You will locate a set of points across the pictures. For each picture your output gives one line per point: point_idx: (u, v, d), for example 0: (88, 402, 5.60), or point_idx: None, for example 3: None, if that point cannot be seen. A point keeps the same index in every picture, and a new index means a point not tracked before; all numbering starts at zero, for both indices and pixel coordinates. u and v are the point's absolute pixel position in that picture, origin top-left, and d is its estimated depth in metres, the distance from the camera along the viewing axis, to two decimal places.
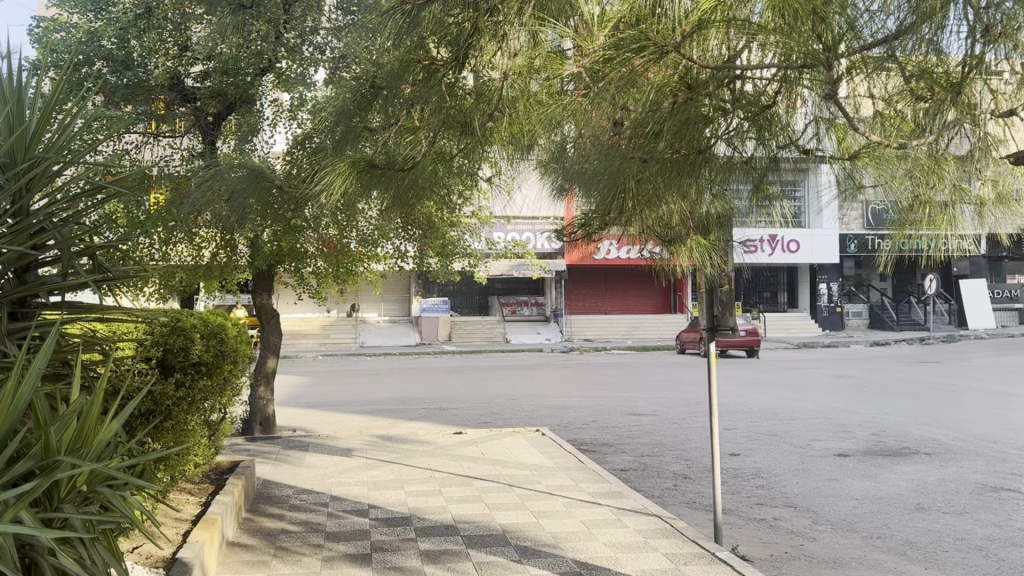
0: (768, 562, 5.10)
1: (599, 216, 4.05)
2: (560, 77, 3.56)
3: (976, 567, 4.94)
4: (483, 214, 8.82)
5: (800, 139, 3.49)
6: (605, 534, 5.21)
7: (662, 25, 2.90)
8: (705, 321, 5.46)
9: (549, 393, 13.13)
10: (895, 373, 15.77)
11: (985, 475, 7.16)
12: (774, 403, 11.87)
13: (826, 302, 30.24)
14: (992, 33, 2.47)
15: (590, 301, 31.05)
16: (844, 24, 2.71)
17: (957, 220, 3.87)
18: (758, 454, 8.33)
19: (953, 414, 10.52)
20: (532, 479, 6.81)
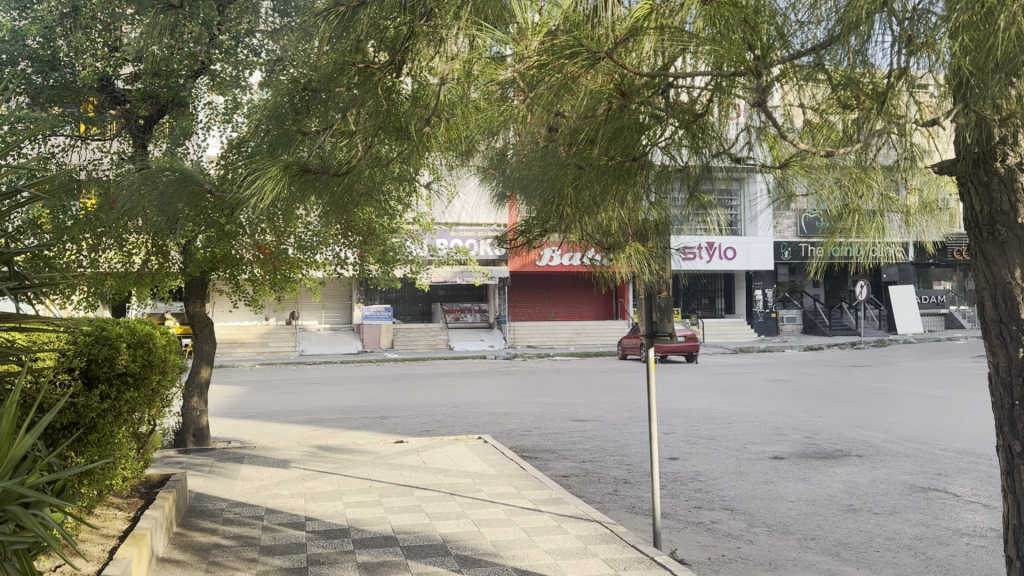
0: (706, 565, 5.14)
1: (540, 223, 4.05)
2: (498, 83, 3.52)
3: (905, 566, 5.05)
4: (424, 220, 8.75)
5: (732, 148, 3.53)
6: (545, 541, 5.19)
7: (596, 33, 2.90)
8: (644, 328, 5.49)
9: (492, 400, 13.10)
10: (828, 377, 16.21)
11: (913, 476, 7.38)
12: (712, 407, 12.06)
13: (761, 307, 31.02)
14: (916, 43, 2.42)
15: (533, 308, 31.18)
16: (774, 34, 2.72)
17: (885, 228, 4.05)
18: (696, 458, 8.44)
19: (883, 416, 10.84)
20: (474, 486, 6.76)
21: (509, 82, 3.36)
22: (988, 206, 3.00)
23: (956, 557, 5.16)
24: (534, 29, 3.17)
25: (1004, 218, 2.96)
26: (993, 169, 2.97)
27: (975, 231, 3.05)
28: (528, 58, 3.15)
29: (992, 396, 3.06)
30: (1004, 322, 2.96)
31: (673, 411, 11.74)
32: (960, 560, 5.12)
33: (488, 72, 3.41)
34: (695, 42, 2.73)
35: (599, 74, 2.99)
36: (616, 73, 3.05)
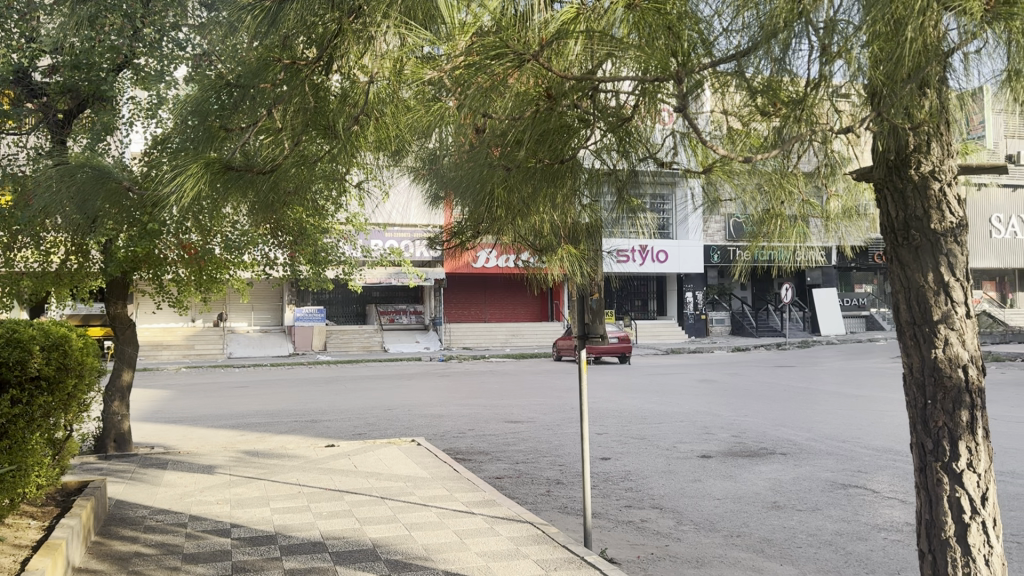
0: (635, 564, 5.19)
1: (473, 224, 4.05)
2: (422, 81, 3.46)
3: (826, 561, 5.20)
4: (357, 221, 8.62)
5: (658, 151, 3.63)
6: (477, 543, 5.18)
7: (523, 35, 2.87)
8: (576, 329, 5.51)
9: (425, 402, 13.04)
10: (754, 377, 16.60)
11: (834, 473, 7.61)
12: (643, 407, 12.22)
13: (691, 309, 31.63)
14: (831, 51, 2.48)
15: (468, 309, 31.14)
16: (695, 39, 2.79)
17: (807, 233, 4.15)
18: (627, 457, 8.55)
19: (806, 415, 11.15)
20: (406, 490, 6.70)
21: (436, 82, 3.33)
22: (903, 211, 3.10)
23: (874, 552, 5.33)
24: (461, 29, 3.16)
25: (918, 224, 3.07)
26: (909, 176, 3.07)
27: (891, 236, 3.15)
28: (456, 58, 3.14)
29: (905, 395, 3.17)
30: (917, 323, 3.06)
31: (606, 411, 11.87)
32: (877, 554, 5.29)
33: (418, 72, 3.44)
34: (620, 46, 2.77)
35: (525, 75, 2.98)
36: (542, 77, 3.06)
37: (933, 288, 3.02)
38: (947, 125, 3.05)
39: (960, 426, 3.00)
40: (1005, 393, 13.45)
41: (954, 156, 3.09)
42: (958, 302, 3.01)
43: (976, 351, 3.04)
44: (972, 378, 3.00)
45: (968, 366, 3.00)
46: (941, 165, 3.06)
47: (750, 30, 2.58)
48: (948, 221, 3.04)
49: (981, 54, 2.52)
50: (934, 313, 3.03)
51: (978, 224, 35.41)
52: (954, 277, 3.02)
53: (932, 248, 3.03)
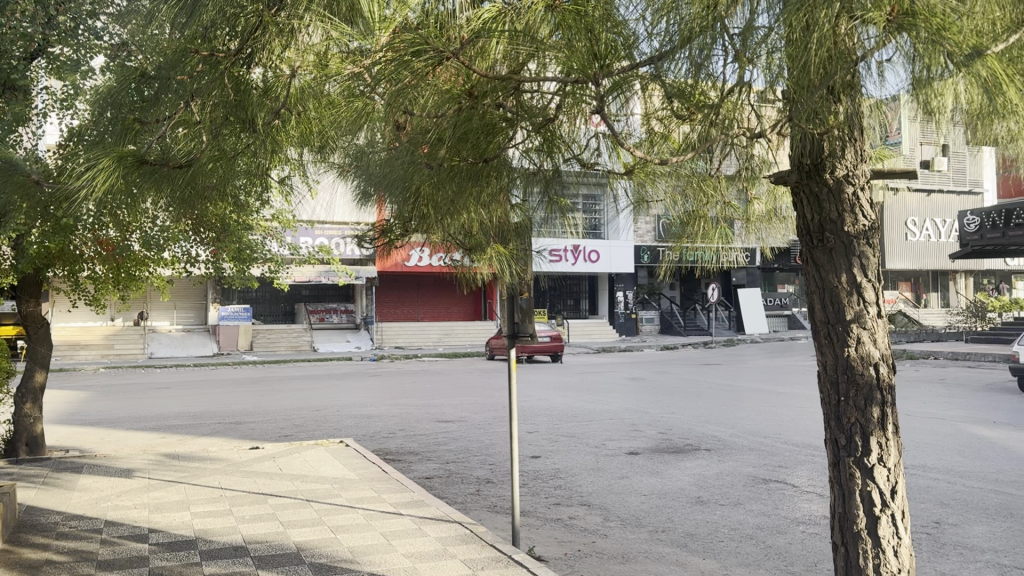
0: (562, 561, 5.23)
1: (402, 223, 4.01)
2: (340, 77, 3.41)
3: (747, 554, 5.33)
4: (283, 218, 8.46)
5: (583, 152, 3.63)
6: (404, 545, 5.14)
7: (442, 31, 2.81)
8: (506, 328, 5.50)
9: (355, 402, 12.88)
10: (682, 375, 16.90)
11: (756, 468, 7.81)
12: (574, 406, 12.33)
13: (622, 308, 32.01)
14: (744, 57, 2.51)
15: (400, 308, 30.91)
16: (622, 40, 2.80)
17: (729, 235, 4.27)
18: (556, 455, 8.60)
19: (731, 412, 11.41)
20: (333, 492, 6.60)
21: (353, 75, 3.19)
22: (818, 214, 3.19)
23: (792, 545, 5.49)
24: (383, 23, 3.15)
25: (833, 226, 3.16)
26: (824, 179, 3.16)
27: (807, 237, 3.24)
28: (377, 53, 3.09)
29: (820, 393, 3.27)
30: (831, 323, 3.16)
31: (536, 410, 11.91)
32: (795, 547, 5.45)
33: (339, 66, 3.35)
34: (541, 45, 2.78)
35: (445, 71, 2.92)
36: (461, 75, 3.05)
37: (847, 289, 3.12)
38: (860, 131, 3.15)
39: (872, 421, 3.11)
40: (918, 390, 14.00)
41: (866, 161, 3.20)
42: (870, 302, 3.12)
43: (886, 350, 3.16)
44: (883, 375, 3.11)
45: (879, 364, 3.12)
46: (855, 169, 3.16)
47: (665, 34, 2.62)
48: (861, 224, 3.14)
49: (891, 61, 2.47)
50: (847, 312, 3.13)
51: (895, 227, 36.76)
52: (866, 278, 3.12)
53: (846, 250, 3.13)
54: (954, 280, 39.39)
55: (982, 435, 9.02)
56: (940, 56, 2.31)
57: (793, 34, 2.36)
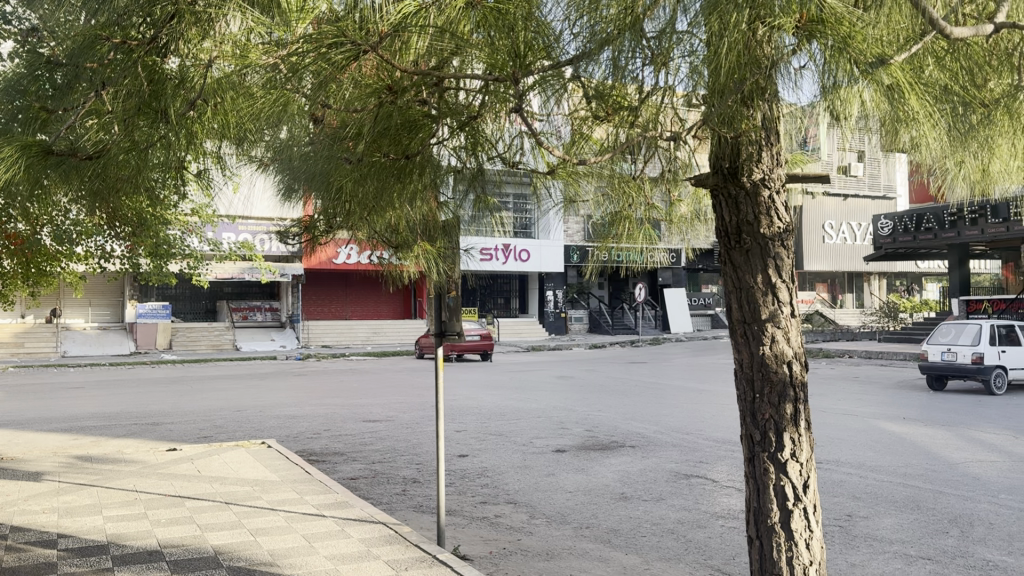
0: (487, 560, 5.24)
1: (326, 219, 3.92)
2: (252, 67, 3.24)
3: (668, 549, 5.43)
4: (204, 213, 8.24)
5: (508, 152, 3.62)
6: (326, 547, 5.06)
7: (359, 23, 2.76)
8: (433, 326, 5.44)
9: (279, 403, 12.62)
10: (609, 373, 17.09)
11: (678, 464, 7.96)
12: (502, 404, 12.36)
13: (551, 307, 32.24)
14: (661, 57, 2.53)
15: (328, 307, 30.47)
16: (541, 40, 2.83)
17: (652, 235, 4.31)
18: (483, 454, 8.61)
19: (655, 409, 11.60)
20: (253, 494, 6.46)
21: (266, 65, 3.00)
22: (736, 216, 3.26)
23: (712, 539, 5.62)
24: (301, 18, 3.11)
25: (750, 228, 3.24)
26: (742, 182, 3.23)
27: (725, 238, 3.31)
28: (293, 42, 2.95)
29: (737, 390, 3.34)
30: (748, 323, 3.24)
31: (464, 408, 11.90)
32: (714, 541, 5.57)
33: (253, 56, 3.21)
34: (465, 43, 2.77)
35: (364, 62, 2.87)
36: (379, 70, 3.01)
37: (762, 289, 3.20)
38: (775, 136, 3.22)
39: (785, 417, 3.20)
40: (833, 387, 14.50)
41: (782, 165, 3.27)
42: (784, 302, 3.21)
43: (799, 348, 3.26)
44: (796, 373, 3.20)
45: (793, 361, 3.21)
46: (771, 174, 3.23)
47: (582, 36, 2.66)
48: (776, 226, 3.22)
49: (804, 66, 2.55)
50: (763, 312, 3.21)
51: (813, 230, 38.09)
52: (781, 279, 3.21)
53: (762, 250, 3.22)
54: (869, 281, 40.89)
55: (892, 430, 9.39)
56: (843, 65, 2.38)
57: (712, 44, 2.40)
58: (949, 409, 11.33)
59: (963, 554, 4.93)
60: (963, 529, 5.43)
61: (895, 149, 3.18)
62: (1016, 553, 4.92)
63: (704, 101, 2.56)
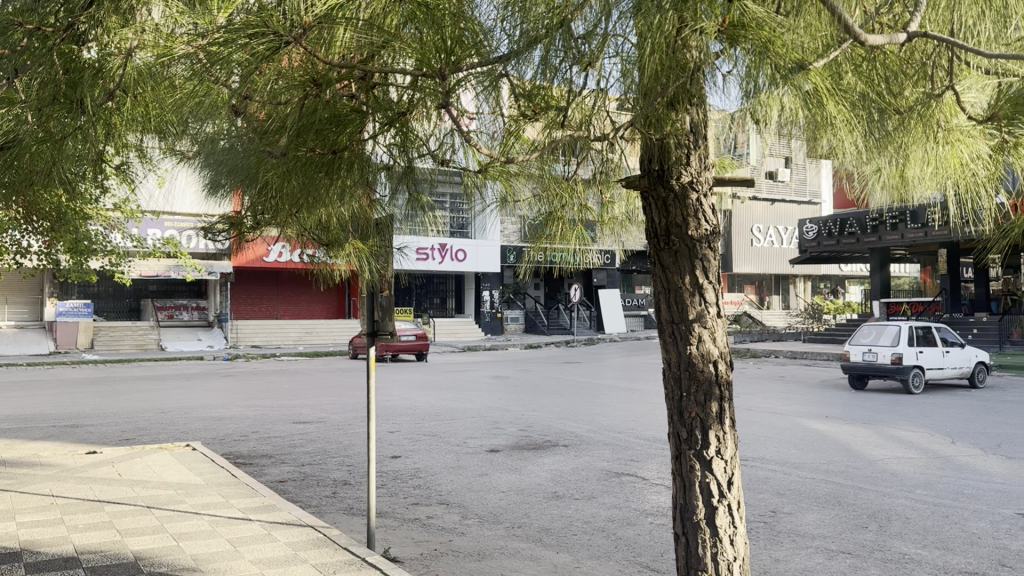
0: (417, 561, 5.19)
1: (253, 215, 3.82)
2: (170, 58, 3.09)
3: (598, 547, 5.48)
4: (127, 208, 7.97)
5: (438, 150, 3.59)
6: (252, 551, 4.94)
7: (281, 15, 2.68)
8: (364, 326, 5.35)
9: (206, 404, 12.30)
10: (543, 373, 17.17)
11: (610, 462, 8.04)
12: (436, 404, 12.29)
13: (487, 307, 32.24)
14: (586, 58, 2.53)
15: (259, 306, 29.88)
16: (471, 37, 2.83)
17: (584, 236, 4.34)
18: (417, 454, 8.54)
19: (589, 409, 11.70)
20: (177, 498, 6.27)
21: (186, 56, 2.91)
22: (665, 218, 3.29)
23: (641, 536, 5.68)
24: (218, 6, 3.01)
25: (678, 230, 3.27)
26: (670, 185, 3.26)
27: (653, 239, 3.34)
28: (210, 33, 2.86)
29: (665, 390, 3.38)
30: (675, 322, 3.28)
31: (397, 409, 11.80)
32: (643, 538, 5.64)
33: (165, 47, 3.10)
34: (393, 40, 2.75)
35: (286, 55, 2.79)
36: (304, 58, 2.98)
37: (690, 289, 3.24)
38: (704, 139, 3.26)
39: (711, 416, 3.25)
40: (761, 386, 14.85)
41: (710, 169, 3.31)
42: (710, 302, 3.27)
43: (724, 348, 3.31)
44: (721, 372, 3.26)
45: (718, 361, 3.26)
46: (699, 177, 3.27)
47: (511, 36, 2.66)
48: (703, 229, 3.27)
49: (728, 73, 2.59)
50: (690, 313, 3.26)
51: (742, 233, 39.03)
52: (707, 280, 3.27)
53: (689, 252, 3.26)
54: (795, 284, 42.06)
55: (816, 428, 9.65)
56: (763, 69, 2.42)
57: (640, 45, 2.40)
58: (869, 407, 11.73)
59: (881, 547, 5.10)
60: (882, 524, 5.62)
61: (821, 156, 3.26)
62: (930, 546, 5.11)
63: (633, 103, 2.60)
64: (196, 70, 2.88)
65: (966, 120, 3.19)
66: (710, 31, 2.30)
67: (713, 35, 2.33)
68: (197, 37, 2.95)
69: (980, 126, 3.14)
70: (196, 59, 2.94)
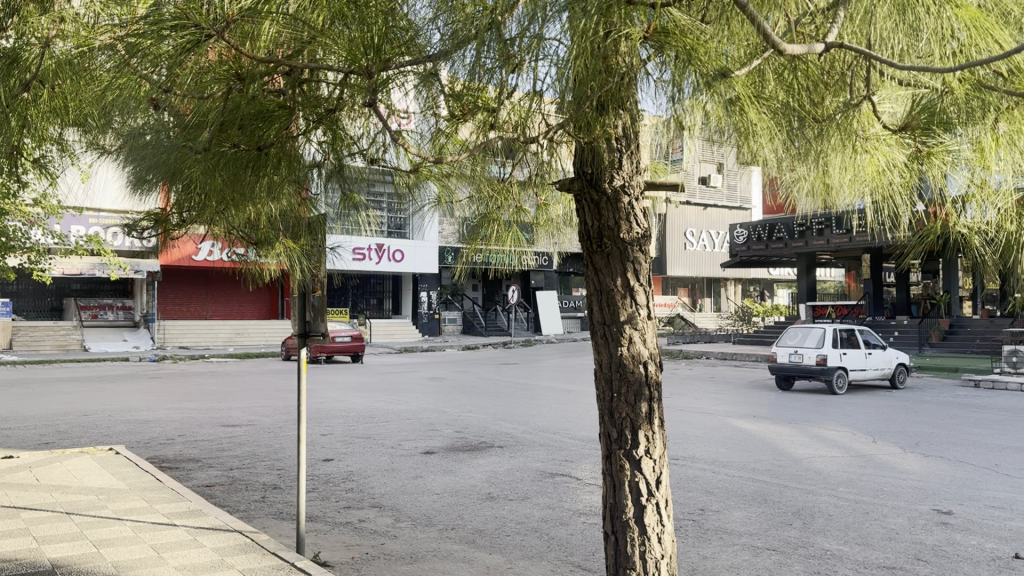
0: (348, 565, 5.12)
1: (180, 212, 3.73)
2: (89, 50, 3.00)
3: (531, 547, 5.50)
4: (47, 204, 7.70)
5: (368, 149, 3.55)
6: (176, 557, 4.81)
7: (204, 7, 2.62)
8: (296, 327, 5.25)
9: (130, 407, 11.92)
10: (479, 374, 17.15)
11: (544, 463, 8.09)
12: (370, 406, 12.16)
13: (425, 308, 32.13)
14: (512, 59, 2.54)
15: (188, 305, 29.19)
16: (402, 33, 2.83)
17: (520, 238, 4.35)
18: (350, 457, 8.44)
19: (524, 410, 11.74)
20: (98, 504, 6.06)
21: (107, 47, 2.83)
22: (597, 221, 3.32)
23: (573, 536, 5.73)
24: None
25: (610, 233, 3.31)
26: (602, 189, 3.29)
27: (586, 242, 3.37)
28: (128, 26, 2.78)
29: (597, 389, 3.41)
30: (607, 324, 3.32)
31: (330, 411, 11.64)
32: (576, 538, 5.69)
33: (85, 37, 3.00)
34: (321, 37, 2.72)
35: (208, 50, 2.73)
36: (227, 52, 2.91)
37: (621, 291, 3.28)
38: (635, 144, 3.28)
39: (640, 416, 3.30)
40: (694, 387, 15.12)
41: (641, 173, 3.35)
42: (641, 304, 3.31)
43: (654, 349, 3.36)
44: (651, 373, 3.31)
45: (648, 362, 3.31)
46: (630, 181, 3.30)
47: (442, 35, 2.66)
48: (635, 232, 3.31)
49: (658, 78, 2.63)
50: (621, 314, 3.30)
51: (676, 237, 39.73)
52: (639, 282, 3.31)
53: (621, 255, 3.30)
54: (727, 287, 43.00)
55: (744, 428, 9.88)
56: (688, 75, 2.50)
57: (569, 49, 2.41)
58: (796, 407, 12.06)
59: (804, 544, 5.24)
60: (806, 521, 5.78)
61: (747, 163, 3.32)
62: (851, 542, 5.28)
63: (563, 106, 2.61)
64: (118, 64, 2.78)
65: (882, 129, 3.29)
66: (635, 36, 2.35)
67: (638, 41, 2.38)
68: (116, 28, 2.86)
69: (896, 135, 3.22)
70: (116, 50, 2.84)
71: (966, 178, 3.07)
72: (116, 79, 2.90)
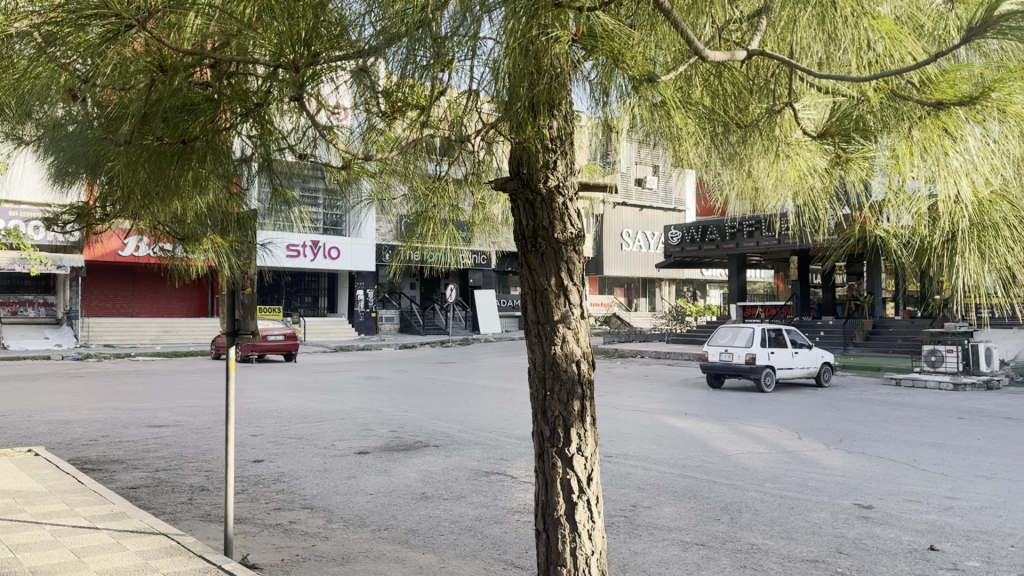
0: (277, 568, 5.04)
1: (104, 206, 3.61)
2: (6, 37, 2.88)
3: (464, 546, 5.50)
4: None
5: (299, 144, 3.50)
6: (97, 561, 4.67)
7: None
8: (225, 325, 5.15)
9: (51, 407, 11.49)
10: (416, 373, 17.05)
11: (479, 462, 8.09)
12: (303, 406, 11.99)
13: (361, 307, 31.85)
14: (442, 58, 2.54)
15: (113, 302, 28.32)
16: (333, 25, 2.79)
17: (456, 236, 4.34)
18: (281, 458, 8.31)
19: (460, 409, 11.73)
20: (14, 508, 5.83)
21: (24, 34, 2.72)
22: (532, 220, 3.34)
23: (507, 534, 5.75)
24: None
25: (544, 233, 3.33)
26: (537, 189, 3.30)
27: (521, 241, 3.39)
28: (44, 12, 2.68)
29: (530, 387, 3.43)
30: (541, 323, 3.34)
31: (262, 411, 11.44)
32: (509, 536, 5.71)
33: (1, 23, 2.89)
34: None
35: (130, 40, 2.65)
36: (153, 43, 2.85)
37: (555, 290, 3.31)
38: (569, 145, 3.31)
39: (573, 415, 3.32)
40: (629, 386, 15.32)
41: (575, 174, 3.38)
42: (574, 303, 3.34)
43: (587, 348, 3.39)
44: (584, 372, 3.34)
45: (581, 361, 3.34)
46: (565, 181, 3.33)
47: (372, 30, 2.63)
48: (569, 232, 3.34)
49: (588, 79, 2.67)
50: (555, 313, 3.32)
51: (613, 237, 40.19)
52: (572, 282, 3.33)
53: (555, 254, 3.32)
54: (661, 287, 43.70)
55: (676, 425, 10.06)
56: (615, 78, 2.55)
57: (501, 49, 2.42)
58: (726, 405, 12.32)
59: (732, 539, 5.36)
60: (733, 516, 5.92)
61: (680, 166, 3.38)
62: (777, 536, 5.43)
63: (495, 105, 2.61)
64: (34, 52, 2.69)
65: (804, 135, 3.39)
66: (562, 37, 2.37)
67: (567, 41, 2.40)
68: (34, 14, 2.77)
69: (817, 142, 3.32)
70: (34, 38, 2.75)
71: (884, 184, 3.18)
72: (33, 67, 2.81)
